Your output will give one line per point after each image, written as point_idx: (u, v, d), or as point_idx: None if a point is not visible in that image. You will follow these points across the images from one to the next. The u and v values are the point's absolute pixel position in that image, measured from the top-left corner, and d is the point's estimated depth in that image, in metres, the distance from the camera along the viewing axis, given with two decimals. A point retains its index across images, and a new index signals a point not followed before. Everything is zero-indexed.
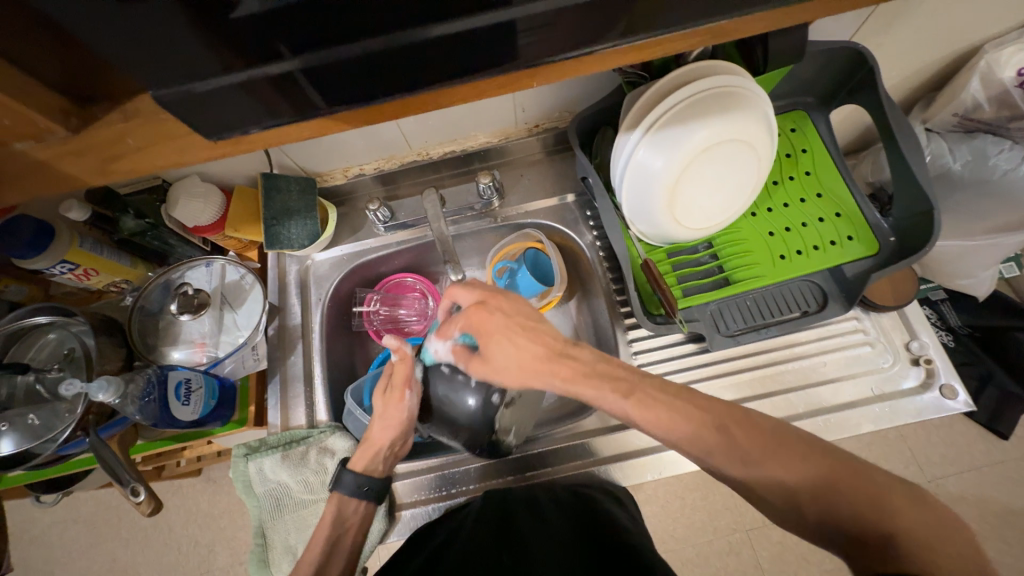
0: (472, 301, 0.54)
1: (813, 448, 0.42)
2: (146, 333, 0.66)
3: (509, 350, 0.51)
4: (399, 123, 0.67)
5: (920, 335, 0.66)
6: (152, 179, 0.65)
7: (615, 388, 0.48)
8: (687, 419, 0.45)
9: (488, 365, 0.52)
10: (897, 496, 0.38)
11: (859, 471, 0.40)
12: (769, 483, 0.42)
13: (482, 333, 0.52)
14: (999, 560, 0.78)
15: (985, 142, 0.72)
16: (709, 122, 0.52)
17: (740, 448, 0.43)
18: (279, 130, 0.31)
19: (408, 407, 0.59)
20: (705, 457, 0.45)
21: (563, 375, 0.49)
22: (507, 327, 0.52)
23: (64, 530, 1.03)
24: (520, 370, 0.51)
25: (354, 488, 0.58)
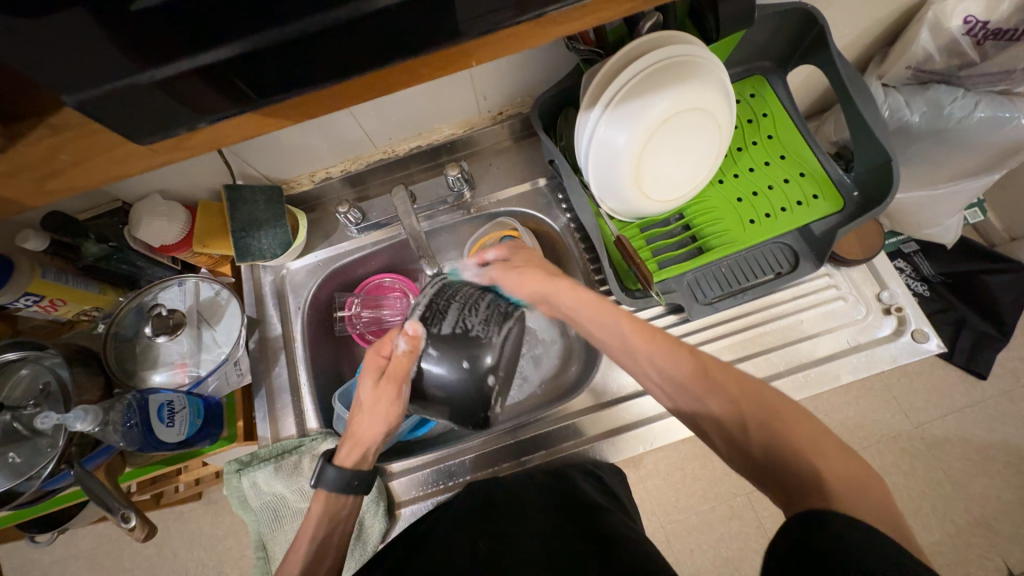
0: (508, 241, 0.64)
1: (765, 387, 0.44)
2: (123, 359, 0.65)
3: (534, 266, 0.60)
4: (359, 121, 0.66)
5: (889, 284, 0.68)
6: (111, 202, 0.64)
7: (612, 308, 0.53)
8: (669, 341, 0.49)
9: (507, 274, 0.59)
10: (834, 451, 0.39)
11: (801, 420, 0.41)
12: (722, 409, 0.44)
13: (518, 250, 0.62)
14: (985, 494, 0.81)
15: (939, 92, 0.74)
16: (667, 91, 0.52)
17: (707, 374, 0.46)
18: (223, 131, 0.31)
19: (399, 404, 0.56)
20: (679, 382, 0.47)
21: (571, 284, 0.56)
22: (537, 260, 0.62)
23: (65, 568, 1.01)
24: (533, 280, 0.57)
25: (333, 490, 0.56)
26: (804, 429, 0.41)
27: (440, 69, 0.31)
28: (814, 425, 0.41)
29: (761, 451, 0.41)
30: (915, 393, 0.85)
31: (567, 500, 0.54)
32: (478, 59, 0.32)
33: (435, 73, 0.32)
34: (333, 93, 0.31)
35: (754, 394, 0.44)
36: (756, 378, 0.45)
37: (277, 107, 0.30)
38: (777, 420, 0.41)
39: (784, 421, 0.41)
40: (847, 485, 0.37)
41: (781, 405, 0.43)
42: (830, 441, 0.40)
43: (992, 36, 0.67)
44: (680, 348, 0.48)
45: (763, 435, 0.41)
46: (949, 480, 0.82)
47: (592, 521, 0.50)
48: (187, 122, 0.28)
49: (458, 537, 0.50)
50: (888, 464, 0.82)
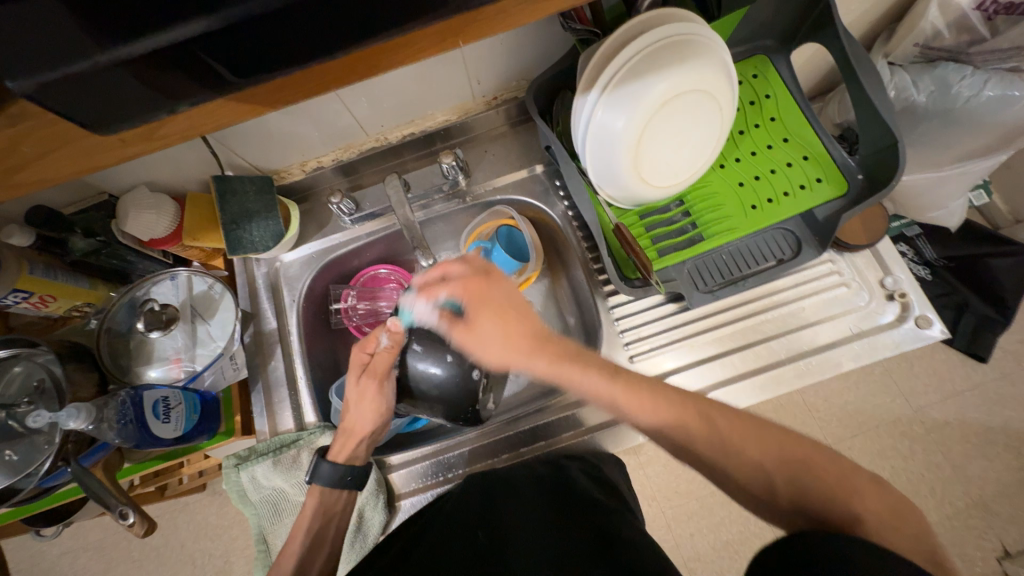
0: (465, 268, 0.55)
1: (798, 438, 0.43)
2: (118, 355, 0.64)
3: (500, 322, 0.52)
4: (350, 109, 0.64)
5: (893, 270, 0.67)
6: (99, 195, 0.63)
7: (599, 370, 0.48)
8: (672, 405, 0.45)
9: (474, 333, 0.53)
10: (869, 489, 0.39)
11: (834, 467, 0.41)
12: (740, 462, 0.42)
13: (475, 303, 0.53)
14: (983, 476, 0.81)
15: (947, 71, 0.72)
16: (667, 74, 0.50)
17: (722, 436, 0.43)
18: (196, 118, 0.29)
19: (387, 395, 0.58)
20: (688, 441, 0.44)
21: (545, 355, 0.49)
22: (501, 304, 0.53)
23: (73, 559, 1.02)
24: (505, 348, 0.51)
25: (337, 478, 0.57)
26: (834, 475, 0.40)
27: (425, 49, 0.30)
28: (842, 464, 0.41)
29: (788, 489, 0.40)
30: (916, 377, 0.85)
31: (566, 497, 0.53)
32: (467, 38, 0.30)
33: (419, 53, 0.30)
34: (311, 75, 0.29)
35: (777, 447, 0.42)
36: (776, 425, 0.44)
37: (252, 90, 0.28)
38: (805, 466, 0.41)
39: (809, 461, 0.41)
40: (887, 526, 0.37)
41: (799, 445, 0.43)
42: (863, 480, 0.40)
43: (1003, 10, 0.65)
44: (685, 410, 0.45)
45: (791, 484, 0.40)
46: (948, 463, 0.82)
47: (593, 518, 0.49)
48: (163, 106, 0.27)
49: (458, 536, 0.49)
50: (888, 448, 0.82)
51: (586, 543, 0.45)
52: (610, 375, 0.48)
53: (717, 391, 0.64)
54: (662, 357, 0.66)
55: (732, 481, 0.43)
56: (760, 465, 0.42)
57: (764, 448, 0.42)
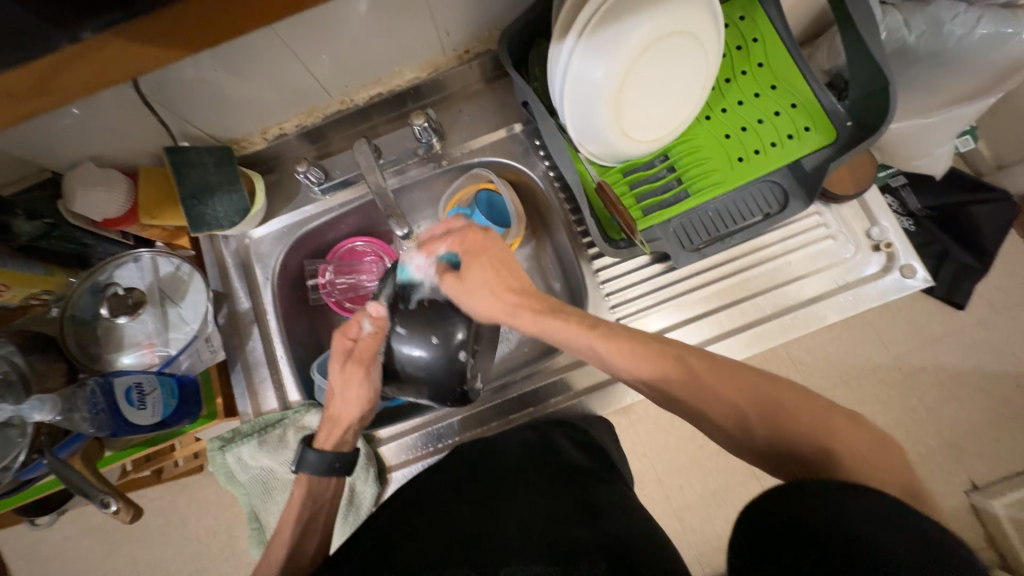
0: (467, 224, 0.56)
1: (778, 388, 0.42)
2: (86, 343, 0.62)
3: (491, 269, 0.53)
4: (309, 68, 0.59)
5: (879, 220, 0.66)
6: (41, 173, 0.59)
7: (583, 323, 0.48)
8: (652, 356, 0.45)
9: (462, 284, 0.53)
10: (846, 425, 0.40)
11: (809, 404, 0.41)
12: (718, 408, 0.43)
13: (473, 253, 0.54)
14: (957, 417, 0.84)
15: (940, 8, 0.70)
16: (646, 14, 0.47)
17: (697, 379, 0.44)
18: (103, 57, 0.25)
19: (372, 385, 0.58)
20: (663, 386, 0.45)
21: (528, 310, 0.51)
22: (495, 255, 0.54)
23: (75, 544, 1.03)
24: (497, 296, 0.52)
25: (323, 464, 0.56)
26: (812, 411, 0.40)
27: None
28: (818, 404, 0.41)
29: (762, 428, 0.41)
30: (896, 326, 0.87)
31: (556, 468, 0.53)
32: None
33: None
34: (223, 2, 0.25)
35: (756, 392, 0.42)
36: (750, 367, 0.44)
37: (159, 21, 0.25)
38: (776, 404, 0.41)
39: (788, 405, 0.41)
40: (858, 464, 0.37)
41: (774, 386, 0.42)
42: (836, 414, 0.40)
43: None
44: (661, 355, 0.45)
45: (766, 420, 0.41)
46: (924, 406, 0.84)
47: (582, 489, 0.50)
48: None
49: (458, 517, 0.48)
50: (867, 395, 0.85)
51: (574, 516, 0.46)
52: (591, 325, 0.48)
53: (703, 349, 0.64)
54: (648, 318, 0.65)
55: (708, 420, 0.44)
56: (736, 406, 0.42)
57: (735, 388, 0.42)
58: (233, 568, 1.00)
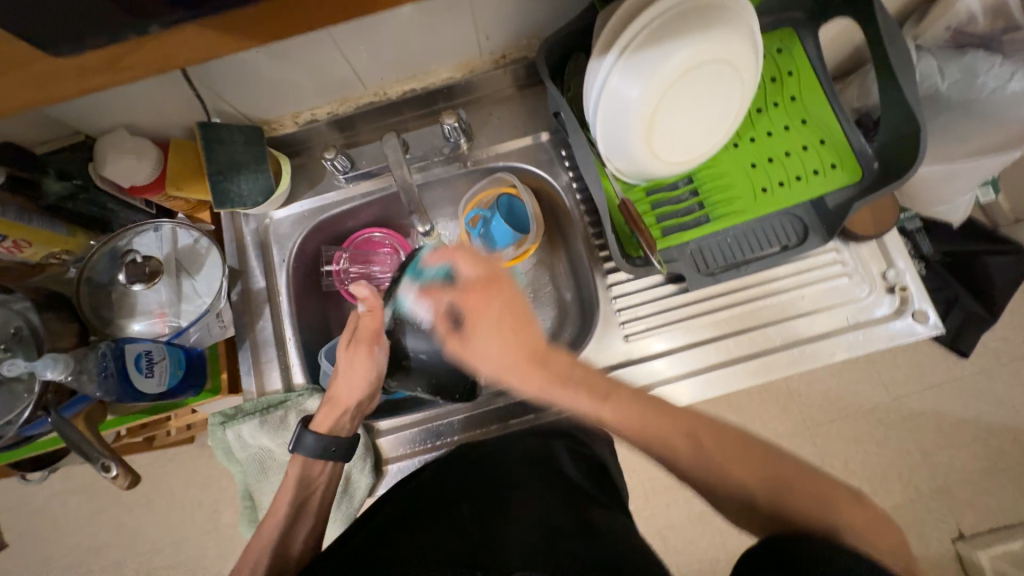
0: (477, 276, 0.52)
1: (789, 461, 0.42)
2: (99, 306, 0.63)
3: (493, 331, 0.49)
4: (348, 58, 0.60)
5: (896, 262, 0.66)
6: (73, 135, 0.59)
7: (592, 393, 0.46)
8: (663, 420, 0.44)
9: (466, 346, 0.51)
10: (849, 504, 0.40)
11: (816, 482, 0.41)
12: (728, 487, 0.42)
13: (474, 313, 0.50)
14: (950, 465, 0.84)
15: (975, 59, 0.70)
16: (688, 39, 0.47)
17: (708, 456, 0.42)
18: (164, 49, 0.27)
19: (376, 364, 0.58)
20: (671, 456, 0.43)
21: (535, 377, 0.48)
22: (497, 318, 0.49)
23: (62, 502, 1.03)
24: (497, 358, 0.49)
25: (320, 448, 0.57)
26: (816, 487, 0.41)
27: None
28: (823, 479, 0.41)
29: (765, 502, 0.41)
30: (897, 368, 0.87)
31: (557, 479, 0.53)
32: None
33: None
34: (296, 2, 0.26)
35: (758, 462, 0.42)
36: (761, 441, 0.44)
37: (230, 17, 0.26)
38: (789, 489, 0.41)
39: (792, 481, 0.41)
40: (858, 538, 0.38)
41: (783, 464, 0.42)
42: (840, 492, 0.41)
43: None
44: (673, 422, 0.44)
45: (776, 494, 0.41)
46: (919, 451, 0.85)
47: (578, 506, 0.50)
48: (136, 25, 0.25)
49: (455, 521, 0.48)
50: (862, 434, 0.85)
51: (570, 533, 0.46)
52: (599, 400, 0.46)
53: (707, 373, 0.64)
54: (656, 338, 0.65)
55: (716, 491, 0.43)
56: (749, 488, 0.41)
57: (749, 472, 0.42)
58: (215, 541, 1.00)
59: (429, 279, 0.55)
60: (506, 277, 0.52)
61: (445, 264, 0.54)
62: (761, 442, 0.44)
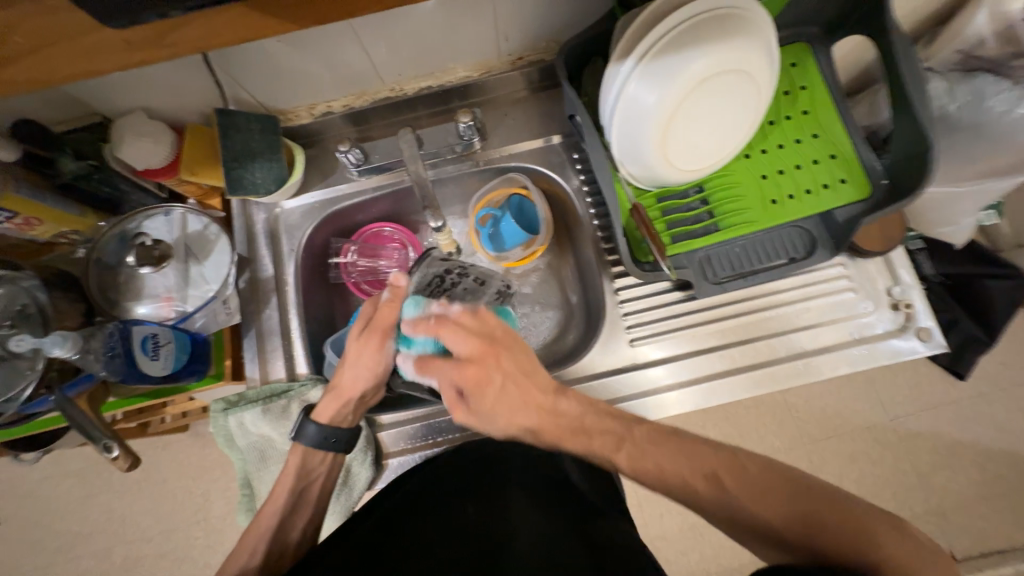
0: (473, 350, 0.50)
1: (818, 495, 0.40)
2: (106, 288, 0.62)
3: (498, 398, 0.50)
4: (367, 52, 0.60)
5: (901, 278, 0.67)
6: (90, 116, 0.59)
7: (608, 441, 0.49)
8: (684, 457, 0.45)
9: (475, 417, 0.52)
10: (888, 536, 0.36)
11: (848, 515, 0.38)
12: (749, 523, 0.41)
13: (478, 387, 0.50)
14: (945, 486, 0.84)
15: (985, 82, 0.71)
16: (708, 49, 0.48)
17: (729, 497, 0.42)
18: (208, 25, 0.26)
19: (385, 356, 0.57)
20: (694, 500, 0.43)
21: (550, 436, 0.50)
22: (504, 385, 0.50)
23: (52, 486, 1.03)
24: (508, 423, 0.51)
25: (319, 437, 0.57)
26: (848, 517, 0.38)
27: None
28: (856, 508, 0.38)
29: (794, 539, 0.39)
30: (895, 387, 0.87)
31: (562, 488, 0.53)
32: None
33: None
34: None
35: (776, 493, 0.41)
36: (785, 472, 0.42)
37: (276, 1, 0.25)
38: (818, 522, 0.38)
39: (821, 512, 0.38)
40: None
41: (815, 498, 0.40)
42: (877, 520, 0.37)
43: None
44: (689, 458, 0.45)
45: (804, 530, 0.38)
46: (914, 471, 0.85)
47: (584, 514, 0.50)
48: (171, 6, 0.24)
49: (459, 519, 0.49)
50: (858, 451, 0.86)
51: (576, 546, 0.45)
52: (612, 448, 0.48)
53: (711, 381, 0.64)
54: (661, 344, 0.66)
55: (738, 529, 0.42)
56: (772, 526, 0.40)
57: (768, 506, 0.40)
58: (204, 532, 1.00)
59: (420, 345, 0.54)
60: (503, 342, 0.51)
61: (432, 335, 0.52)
62: (782, 474, 0.42)
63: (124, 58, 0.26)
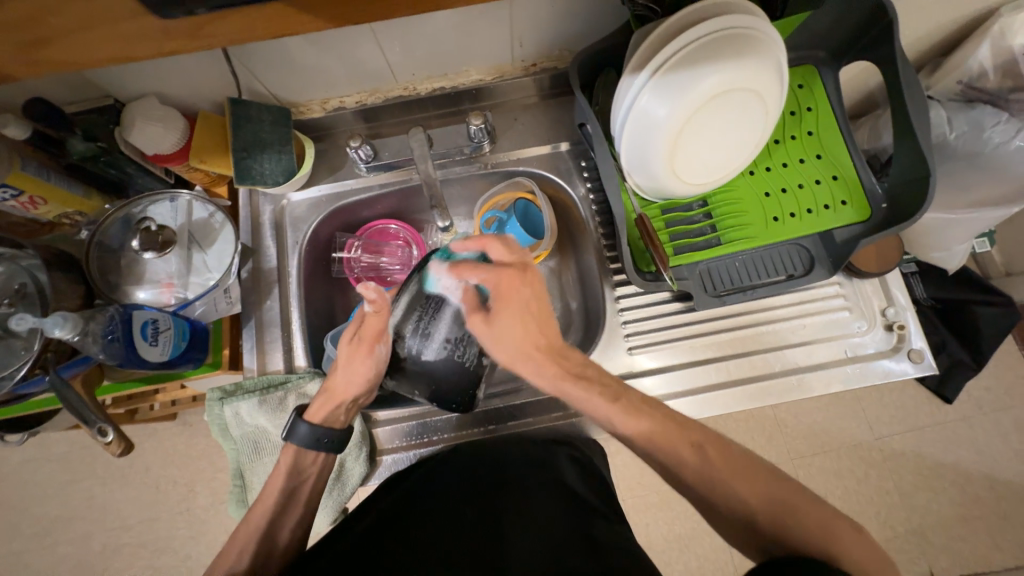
0: (517, 263, 0.54)
1: (795, 488, 0.42)
2: (106, 271, 0.62)
3: (520, 315, 0.53)
4: (383, 50, 0.61)
5: (896, 300, 0.68)
6: (102, 98, 0.59)
7: (605, 393, 0.51)
8: (675, 423, 0.48)
9: (490, 325, 0.52)
10: (853, 535, 0.39)
11: (821, 510, 0.41)
12: (728, 503, 0.43)
13: (508, 295, 0.53)
14: (926, 508, 0.86)
15: (983, 114, 0.72)
16: (719, 67, 0.49)
17: (715, 479, 0.44)
18: (239, 23, 0.28)
19: (375, 362, 0.56)
20: (681, 480, 0.45)
21: (556, 367, 0.53)
22: (530, 303, 0.54)
23: (35, 468, 1.01)
24: (517, 343, 0.53)
25: (312, 436, 0.56)
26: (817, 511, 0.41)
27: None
28: (828, 508, 0.41)
29: (769, 525, 0.41)
30: (882, 408, 0.89)
31: (561, 490, 0.53)
32: None
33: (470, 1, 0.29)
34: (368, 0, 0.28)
35: (755, 480, 0.43)
36: (766, 463, 0.45)
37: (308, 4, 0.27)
38: (791, 510, 0.41)
39: (798, 503, 0.41)
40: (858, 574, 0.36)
41: (792, 490, 0.43)
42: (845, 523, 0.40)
43: None
44: (676, 429, 0.47)
45: (778, 514, 0.41)
46: (898, 491, 0.86)
47: (580, 513, 0.50)
48: None
49: (455, 518, 0.49)
50: (844, 468, 0.87)
51: (575, 548, 0.45)
52: (613, 398, 0.50)
53: (706, 393, 0.65)
54: (658, 353, 0.66)
55: (716, 511, 0.44)
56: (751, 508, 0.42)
57: (749, 488, 0.43)
58: (186, 523, 0.99)
59: (460, 258, 0.53)
60: (539, 270, 0.55)
61: (477, 251, 0.53)
62: (766, 467, 0.44)
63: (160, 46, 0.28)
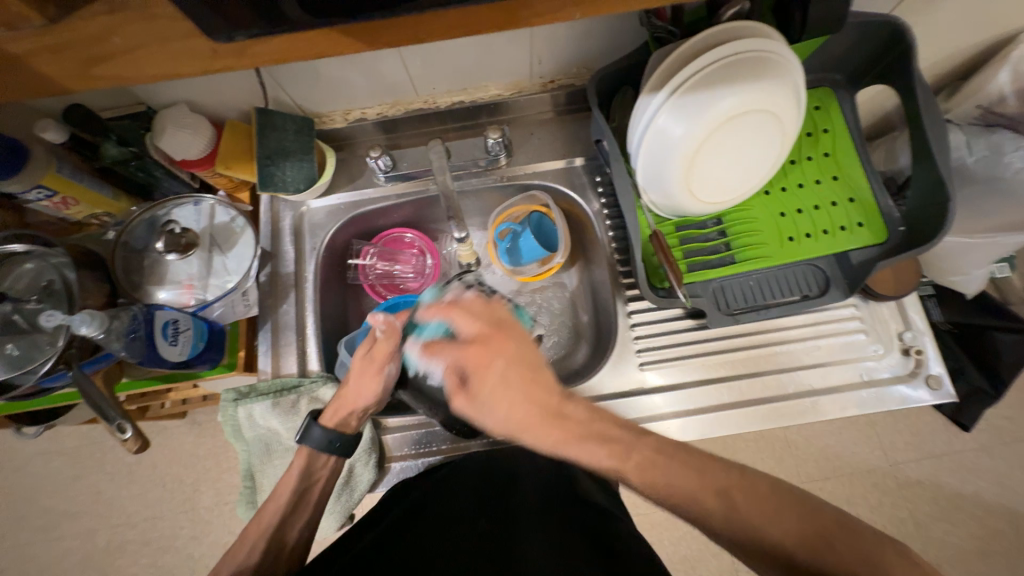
0: (483, 325, 0.50)
1: (829, 518, 0.40)
2: (131, 270, 0.64)
3: (500, 385, 0.47)
4: (406, 65, 0.63)
5: (914, 324, 0.67)
6: (135, 105, 0.61)
7: (611, 450, 0.46)
8: (694, 474, 0.44)
9: (474, 403, 0.48)
10: (894, 561, 0.37)
11: (857, 537, 0.38)
12: (758, 537, 0.40)
13: (481, 367, 0.48)
14: (942, 539, 0.83)
15: (1003, 138, 0.73)
16: (737, 89, 0.50)
17: (742, 517, 0.41)
18: (282, 46, 0.31)
19: (385, 378, 0.58)
20: (700, 518, 0.42)
21: (557, 431, 0.46)
22: (509, 367, 0.48)
23: (46, 462, 1.03)
24: (507, 418, 0.47)
25: (325, 441, 0.57)
26: (854, 540, 0.38)
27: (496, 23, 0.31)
28: (865, 533, 0.39)
29: (805, 557, 0.39)
30: (897, 434, 0.87)
31: (570, 505, 0.52)
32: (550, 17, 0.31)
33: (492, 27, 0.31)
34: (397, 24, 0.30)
35: (780, 509, 0.41)
36: (792, 487, 0.42)
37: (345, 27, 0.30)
38: (824, 538, 0.39)
39: (830, 529, 0.39)
40: None
41: (822, 513, 0.40)
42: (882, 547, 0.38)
43: None
44: (696, 477, 0.43)
45: (814, 545, 0.38)
46: (912, 520, 0.84)
47: (590, 525, 0.50)
48: None
49: (460, 536, 0.48)
50: (857, 494, 0.85)
51: (586, 562, 0.44)
52: (620, 461, 0.45)
53: (717, 412, 0.64)
54: (670, 370, 0.66)
55: (745, 547, 0.41)
56: (783, 544, 0.39)
57: (779, 524, 0.40)
58: (190, 522, 0.99)
59: (429, 330, 0.52)
60: (511, 327, 0.50)
61: (443, 319, 0.52)
62: (792, 489, 0.42)
63: (208, 63, 0.31)
